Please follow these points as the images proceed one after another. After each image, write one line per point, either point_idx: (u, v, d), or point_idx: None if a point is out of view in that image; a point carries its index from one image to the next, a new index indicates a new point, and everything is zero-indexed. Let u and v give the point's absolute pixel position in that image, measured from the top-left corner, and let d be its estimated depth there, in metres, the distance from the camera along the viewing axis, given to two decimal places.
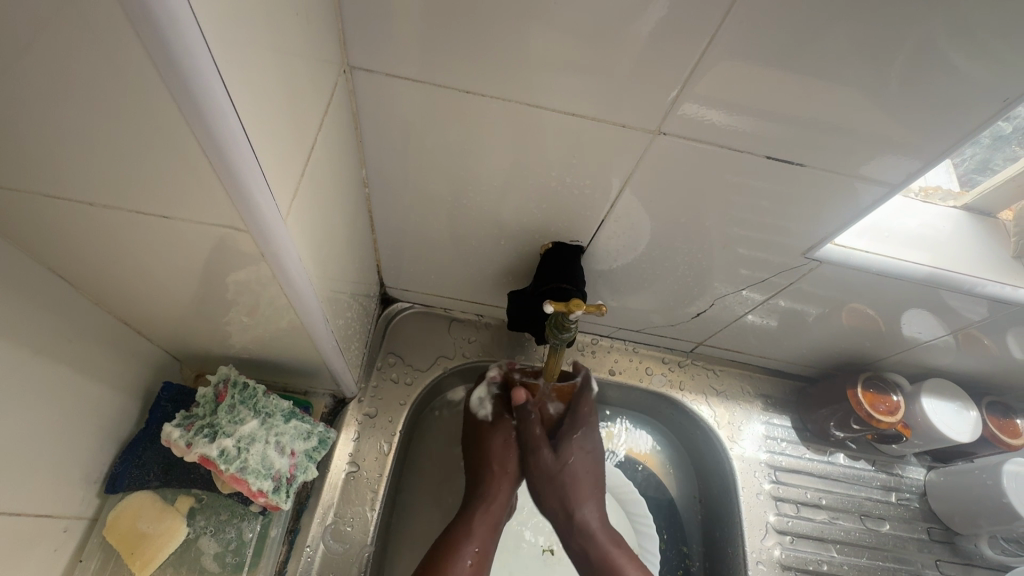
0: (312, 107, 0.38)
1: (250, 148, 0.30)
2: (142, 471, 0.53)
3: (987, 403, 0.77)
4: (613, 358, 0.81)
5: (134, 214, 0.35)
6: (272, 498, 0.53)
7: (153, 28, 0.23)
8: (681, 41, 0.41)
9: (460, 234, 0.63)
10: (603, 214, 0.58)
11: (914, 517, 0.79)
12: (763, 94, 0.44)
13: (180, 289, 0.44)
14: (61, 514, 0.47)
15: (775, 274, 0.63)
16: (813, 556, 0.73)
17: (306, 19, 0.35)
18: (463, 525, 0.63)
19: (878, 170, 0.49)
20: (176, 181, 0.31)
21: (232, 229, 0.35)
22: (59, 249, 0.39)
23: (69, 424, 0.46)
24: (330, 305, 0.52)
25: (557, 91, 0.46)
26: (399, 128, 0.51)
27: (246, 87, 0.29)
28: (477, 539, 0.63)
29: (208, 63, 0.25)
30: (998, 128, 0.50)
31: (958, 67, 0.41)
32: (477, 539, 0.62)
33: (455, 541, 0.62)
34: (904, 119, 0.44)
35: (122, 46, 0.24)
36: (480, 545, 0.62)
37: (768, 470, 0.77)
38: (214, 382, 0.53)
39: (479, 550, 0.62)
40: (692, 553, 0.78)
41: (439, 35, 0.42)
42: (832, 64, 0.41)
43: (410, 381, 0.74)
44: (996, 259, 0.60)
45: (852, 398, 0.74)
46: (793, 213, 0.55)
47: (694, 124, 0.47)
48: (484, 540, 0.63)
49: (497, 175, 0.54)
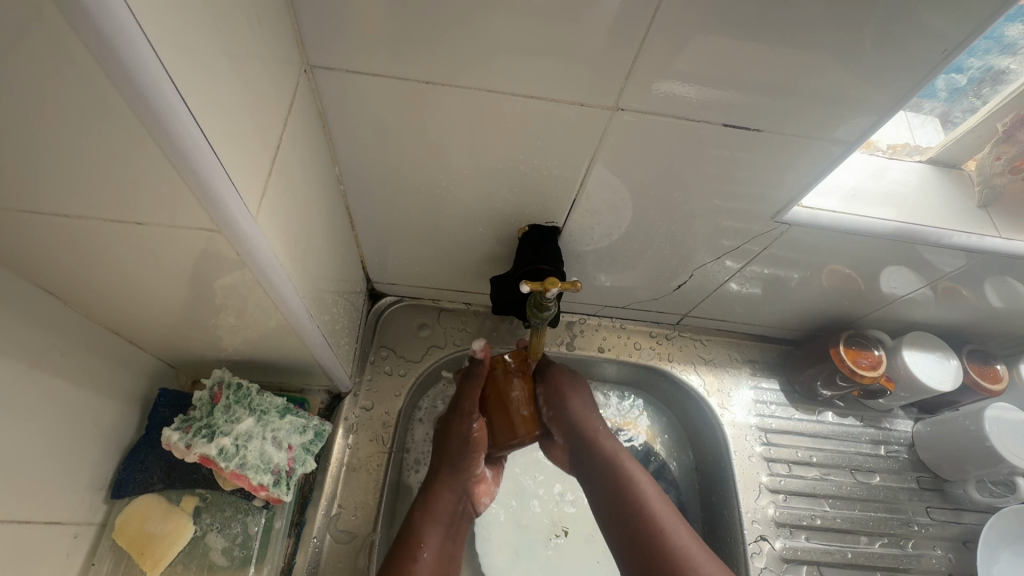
0: (272, 107, 0.39)
1: (211, 150, 0.31)
2: (146, 474, 0.55)
3: (967, 351, 0.79)
4: (601, 336, 0.83)
5: (112, 224, 0.35)
6: (273, 491, 0.55)
7: (100, 38, 0.24)
8: (629, 16, 0.42)
9: (439, 224, 0.64)
10: (574, 193, 0.59)
11: (903, 468, 0.81)
12: (714, 62, 0.45)
13: (166, 296, 0.45)
14: (70, 521, 0.49)
15: (748, 241, 0.64)
16: (806, 512, 0.75)
17: (258, 19, 0.36)
18: (416, 523, 0.63)
19: (835, 130, 0.50)
20: (144, 190, 0.32)
21: (206, 232, 0.36)
22: (42, 265, 0.40)
23: (70, 434, 0.47)
24: (313, 301, 0.53)
25: (516, 72, 0.46)
26: (366, 123, 0.52)
27: (199, 93, 0.30)
28: (432, 537, 0.63)
29: (158, 66, 0.26)
30: (954, 79, 0.52)
31: (898, 22, 0.42)
32: (432, 537, 0.63)
33: (409, 541, 0.62)
34: (854, 78, 0.46)
35: (71, 58, 0.24)
36: (434, 542, 0.63)
37: (759, 433, 0.79)
38: (208, 385, 0.55)
39: (437, 548, 0.63)
40: (692, 533, 0.79)
41: (392, 27, 0.43)
42: (782, 24, 0.42)
43: (404, 373, 0.76)
44: (965, 210, 0.62)
45: (835, 356, 0.76)
46: (761, 179, 0.56)
47: (651, 98, 0.48)
48: (440, 536, 0.64)
49: (468, 163, 0.56)
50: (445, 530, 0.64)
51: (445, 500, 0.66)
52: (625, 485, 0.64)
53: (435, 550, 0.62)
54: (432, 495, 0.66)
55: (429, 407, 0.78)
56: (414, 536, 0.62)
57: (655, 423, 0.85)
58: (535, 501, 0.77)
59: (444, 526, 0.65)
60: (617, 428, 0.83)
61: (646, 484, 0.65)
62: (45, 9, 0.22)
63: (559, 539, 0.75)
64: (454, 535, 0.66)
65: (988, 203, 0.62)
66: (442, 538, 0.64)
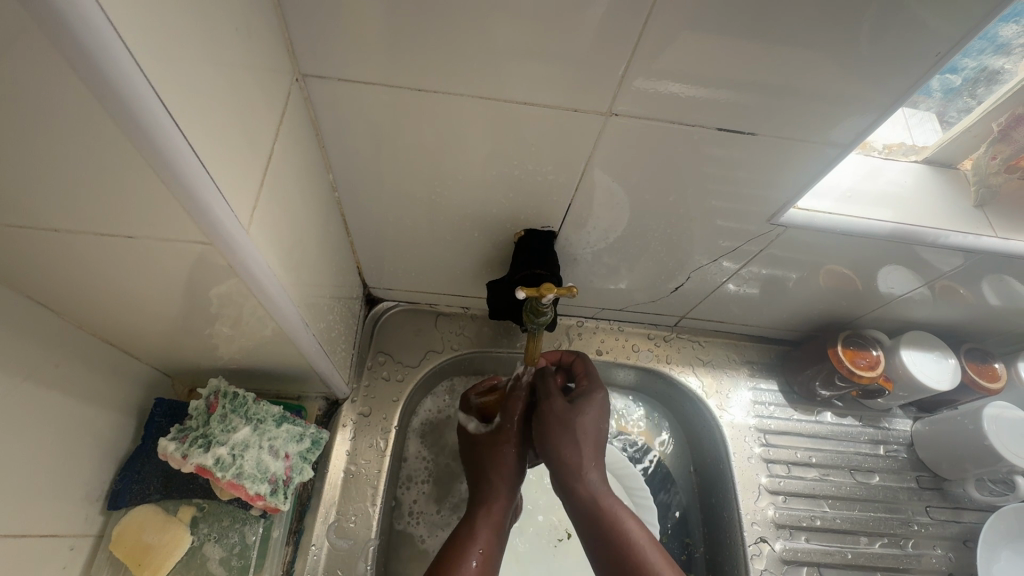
0: (263, 117, 0.39)
1: (199, 163, 0.31)
2: (142, 485, 0.55)
3: (965, 350, 0.79)
4: (599, 338, 0.82)
5: (104, 238, 0.35)
6: (271, 500, 0.55)
7: (83, 55, 0.24)
8: (620, 21, 0.42)
9: (435, 230, 0.64)
10: (569, 198, 0.59)
11: (902, 467, 0.81)
12: (705, 66, 0.45)
13: (161, 307, 0.45)
14: (67, 533, 0.49)
15: (745, 242, 0.64)
16: (806, 513, 0.75)
17: (247, 27, 0.36)
18: (472, 530, 0.63)
19: (828, 132, 0.50)
20: (135, 204, 0.32)
21: (197, 245, 0.36)
22: (36, 278, 0.39)
23: (66, 446, 0.47)
24: (308, 309, 0.53)
25: (509, 76, 0.46)
26: (359, 129, 0.51)
27: (186, 106, 0.30)
28: (484, 538, 0.63)
29: (143, 82, 0.26)
30: (949, 79, 0.52)
31: (889, 24, 0.42)
32: (486, 540, 0.63)
33: (464, 546, 0.61)
34: (846, 81, 0.46)
35: (54, 74, 0.24)
36: (486, 544, 0.62)
37: (758, 434, 0.79)
38: (205, 395, 0.54)
39: (487, 550, 0.62)
40: (693, 540, 0.78)
41: (382, 35, 0.43)
42: (773, 28, 0.42)
43: (402, 378, 0.75)
44: (961, 210, 0.62)
45: (833, 356, 0.76)
46: (756, 180, 0.56)
47: (643, 103, 0.48)
48: (491, 540, 0.63)
49: (462, 169, 0.55)
50: (497, 535, 0.64)
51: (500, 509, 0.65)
52: (613, 528, 0.62)
53: (484, 558, 0.61)
54: (490, 504, 0.66)
55: (425, 413, 0.78)
56: (470, 542, 0.62)
57: (655, 427, 0.85)
58: (538, 506, 0.77)
59: (496, 533, 0.64)
60: (618, 431, 0.83)
61: (631, 521, 0.63)
62: (27, 26, 0.22)
63: (564, 542, 0.75)
64: (502, 542, 0.65)
65: (984, 202, 0.62)
66: (492, 543, 0.63)
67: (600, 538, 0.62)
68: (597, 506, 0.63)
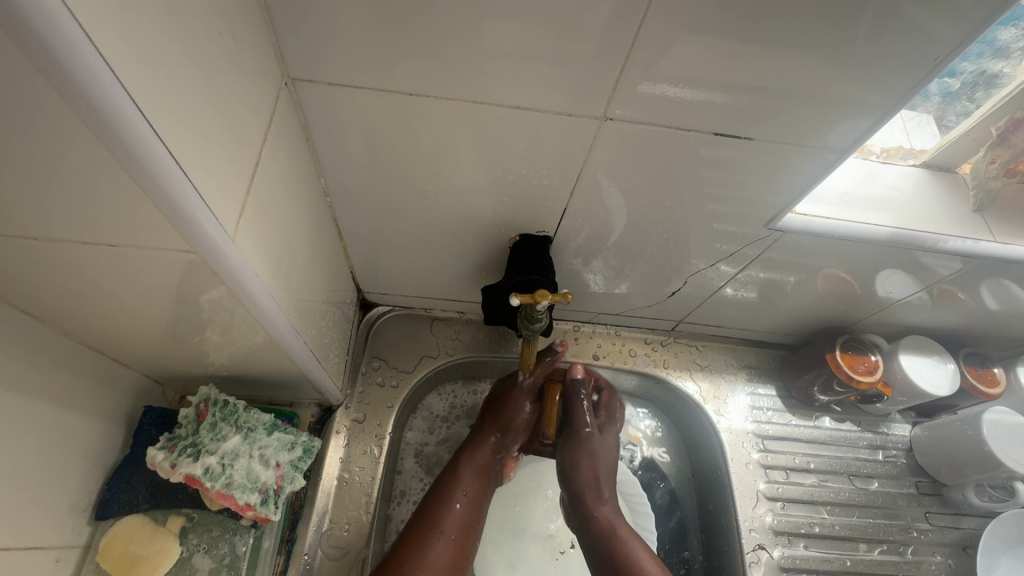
0: (249, 121, 0.38)
1: (182, 172, 0.30)
2: (131, 494, 0.54)
3: (964, 355, 0.79)
4: (596, 343, 0.82)
5: (87, 246, 0.34)
6: (261, 510, 0.54)
7: (50, 59, 0.23)
8: (613, 27, 0.42)
9: (429, 235, 0.63)
10: (565, 202, 0.58)
11: (901, 473, 0.81)
12: (700, 70, 0.44)
13: (148, 315, 0.44)
14: (52, 544, 0.48)
15: (743, 246, 0.64)
16: (804, 520, 0.75)
17: (232, 32, 0.35)
18: (457, 470, 0.66)
19: (825, 136, 0.50)
20: (116, 212, 0.31)
21: (181, 253, 0.35)
22: (20, 288, 0.39)
23: (52, 456, 0.46)
24: (299, 315, 0.52)
25: (503, 80, 0.46)
26: (352, 134, 0.51)
27: (166, 113, 0.29)
28: (470, 485, 0.65)
29: (116, 85, 0.25)
30: (947, 83, 0.51)
31: (887, 27, 0.41)
32: (469, 485, 0.65)
33: (450, 488, 0.64)
34: (843, 85, 0.45)
35: (20, 81, 0.23)
36: (471, 491, 0.65)
37: (756, 440, 0.79)
38: (194, 403, 0.54)
39: (472, 496, 0.65)
40: (691, 548, 0.78)
41: (373, 41, 0.43)
42: (769, 32, 0.41)
43: (396, 384, 0.75)
44: (959, 215, 0.61)
45: (831, 361, 0.75)
46: (753, 185, 0.55)
47: (638, 107, 0.48)
48: (476, 487, 0.66)
49: (457, 174, 0.55)
50: (482, 485, 0.66)
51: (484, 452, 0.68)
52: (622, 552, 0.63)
53: (468, 500, 0.64)
54: (479, 444, 0.69)
55: (420, 419, 0.78)
56: (456, 484, 0.64)
57: (656, 434, 0.84)
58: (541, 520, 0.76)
59: (480, 480, 0.66)
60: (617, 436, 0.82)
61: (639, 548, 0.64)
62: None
63: (566, 554, 0.74)
64: (487, 489, 0.68)
65: (983, 206, 0.62)
66: (478, 490, 0.66)
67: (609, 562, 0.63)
68: (610, 530, 0.65)
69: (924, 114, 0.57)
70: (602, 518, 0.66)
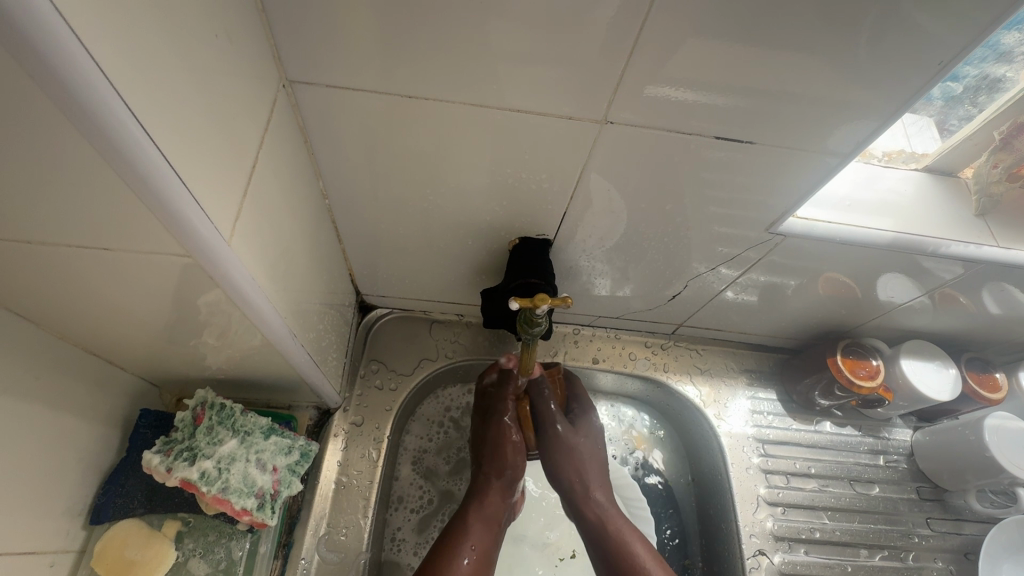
0: (246, 124, 0.38)
1: (176, 175, 0.30)
2: (126, 499, 0.53)
3: (965, 359, 0.79)
4: (595, 347, 0.81)
5: (81, 250, 0.34)
6: (257, 515, 0.54)
7: (36, 58, 0.22)
8: (615, 30, 0.41)
9: (429, 237, 0.63)
10: (564, 205, 0.58)
11: (902, 478, 0.80)
12: (702, 74, 0.44)
13: (143, 318, 0.44)
14: (46, 549, 0.47)
15: (744, 249, 0.63)
16: (805, 525, 0.74)
17: (229, 35, 0.35)
18: (465, 520, 0.62)
19: (828, 140, 0.49)
20: (110, 215, 0.31)
21: (176, 256, 0.35)
22: (15, 291, 0.38)
23: (47, 460, 0.46)
24: (297, 319, 0.52)
25: (503, 82, 0.45)
26: (350, 136, 0.50)
27: (161, 116, 0.29)
28: (481, 536, 0.61)
29: (105, 84, 0.24)
30: (950, 87, 0.51)
31: (890, 31, 0.41)
32: (479, 536, 0.61)
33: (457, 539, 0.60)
34: (845, 89, 0.45)
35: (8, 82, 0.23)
36: (481, 543, 0.60)
37: (756, 445, 0.78)
38: (191, 406, 0.53)
39: (481, 548, 0.60)
40: (691, 553, 0.77)
41: (372, 42, 0.42)
42: (770, 36, 0.41)
43: (395, 387, 0.74)
44: (961, 219, 0.61)
45: (832, 366, 0.75)
46: (754, 188, 0.55)
47: (638, 110, 0.47)
48: (486, 537, 0.61)
49: (456, 177, 0.55)
50: (492, 535, 0.62)
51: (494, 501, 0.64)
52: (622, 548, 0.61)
53: (478, 554, 0.59)
54: (484, 495, 0.64)
55: (417, 423, 0.78)
56: (463, 536, 0.60)
57: (657, 439, 0.84)
58: (539, 526, 0.75)
59: (491, 530, 0.62)
60: (617, 439, 0.82)
61: (637, 540, 0.62)
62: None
63: (566, 561, 0.74)
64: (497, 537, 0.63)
65: (985, 211, 0.62)
66: (490, 540, 0.62)
67: (611, 561, 0.61)
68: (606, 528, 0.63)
69: (925, 119, 0.56)
70: (599, 513, 0.64)
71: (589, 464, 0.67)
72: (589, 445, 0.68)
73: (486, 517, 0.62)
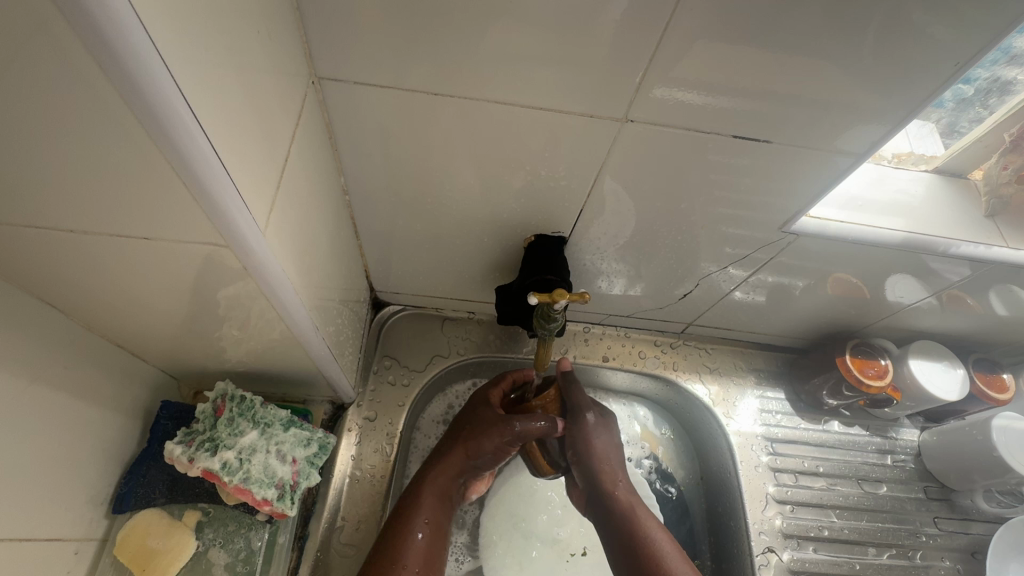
0: (279, 118, 0.39)
1: (221, 165, 0.31)
2: (148, 489, 0.54)
3: (973, 360, 0.79)
4: (605, 345, 0.82)
5: (121, 240, 0.35)
6: (277, 505, 0.54)
7: (103, 45, 0.23)
8: (638, 31, 0.42)
9: (444, 235, 0.64)
10: (580, 204, 0.59)
11: (910, 478, 0.81)
12: (722, 75, 0.45)
13: (171, 311, 0.44)
14: (71, 537, 0.48)
15: (756, 249, 0.64)
16: (814, 523, 0.75)
17: (266, 32, 0.36)
18: (418, 496, 0.62)
19: (843, 140, 0.50)
20: (155, 204, 0.32)
21: (213, 246, 0.36)
22: (51, 280, 0.39)
23: (72, 449, 0.47)
24: (318, 313, 0.53)
25: (526, 82, 0.46)
26: (373, 133, 0.51)
27: (210, 109, 0.30)
28: (431, 514, 0.61)
29: (162, 71, 0.25)
30: (962, 90, 0.51)
31: (908, 34, 0.42)
32: (430, 514, 0.61)
33: (410, 518, 0.60)
34: (863, 90, 0.46)
35: (73, 66, 0.24)
36: (434, 521, 0.61)
37: (765, 444, 0.79)
38: (212, 398, 0.54)
39: (433, 525, 0.61)
40: (700, 554, 0.77)
41: (399, 42, 0.43)
42: (790, 38, 0.42)
43: (407, 383, 0.75)
44: (970, 220, 0.62)
45: (841, 365, 0.76)
46: (768, 188, 0.56)
47: (657, 110, 0.48)
48: (438, 513, 0.62)
49: (474, 175, 0.55)
50: (444, 511, 0.62)
51: (447, 478, 0.64)
52: (637, 528, 0.63)
53: (430, 529, 0.60)
54: (439, 469, 0.64)
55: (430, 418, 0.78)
56: (416, 512, 0.60)
57: (668, 439, 0.84)
58: (551, 522, 0.76)
59: (443, 507, 0.63)
60: (629, 437, 0.83)
61: (653, 525, 0.64)
62: (48, 16, 0.22)
63: (576, 558, 0.74)
64: (449, 514, 0.64)
65: (995, 213, 0.62)
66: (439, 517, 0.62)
67: (626, 541, 0.62)
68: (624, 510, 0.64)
69: (934, 122, 0.57)
70: (614, 500, 0.65)
71: (610, 457, 0.66)
72: (609, 439, 0.67)
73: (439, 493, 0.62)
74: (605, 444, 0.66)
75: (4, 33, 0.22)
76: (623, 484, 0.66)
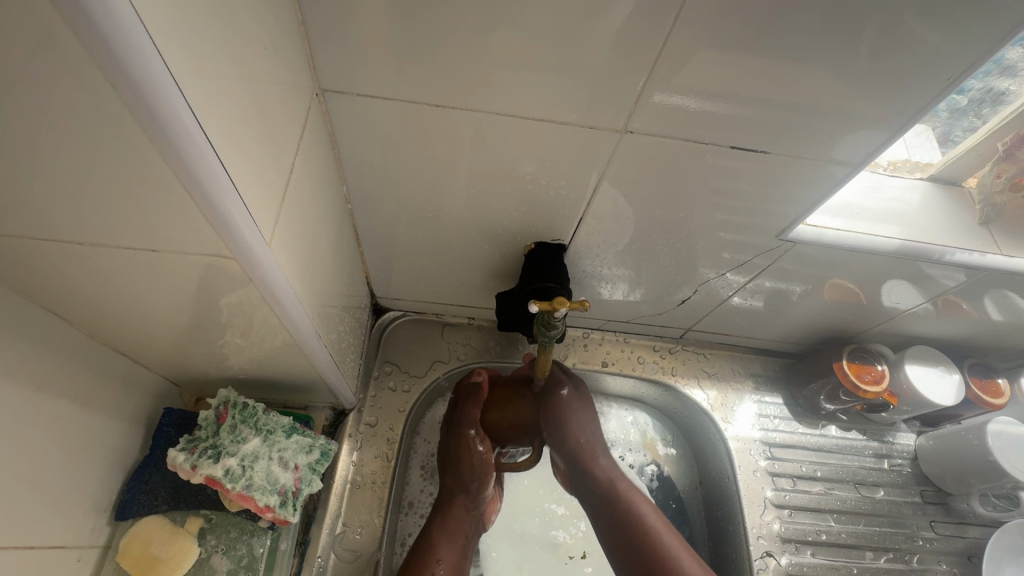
0: (284, 130, 0.39)
1: (226, 177, 0.32)
2: (150, 495, 0.54)
3: (968, 365, 0.80)
4: (604, 350, 0.83)
5: (127, 252, 0.35)
6: (279, 512, 0.55)
7: (114, 62, 0.24)
8: (637, 45, 0.43)
9: (445, 242, 0.65)
10: (580, 212, 0.60)
11: (906, 482, 0.82)
12: (719, 87, 0.46)
13: (175, 319, 0.45)
14: (73, 544, 0.48)
15: (755, 256, 0.65)
16: (811, 527, 0.75)
17: (272, 46, 0.37)
18: (431, 538, 0.62)
19: (839, 150, 0.51)
20: (162, 215, 0.32)
21: (218, 257, 0.36)
22: (57, 290, 0.40)
23: (75, 456, 0.47)
24: (321, 320, 0.53)
25: (526, 94, 0.47)
26: (375, 143, 0.52)
27: (216, 122, 0.30)
28: (448, 551, 0.62)
29: (165, 76, 0.26)
30: (956, 100, 0.52)
31: (900, 47, 0.43)
32: (449, 550, 0.62)
33: (427, 554, 0.61)
34: (857, 101, 0.47)
35: (79, 74, 0.24)
36: (451, 555, 0.62)
37: (763, 448, 0.79)
38: (214, 405, 0.55)
39: (454, 562, 0.62)
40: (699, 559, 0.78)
41: (402, 54, 0.44)
42: (785, 51, 0.43)
43: (408, 388, 0.75)
44: (964, 228, 0.63)
45: (838, 370, 0.76)
46: (765, 197, 0.57)
47: (655, 120, 0.49)
48: (457, 550, 0.63)
49: (475, 183, 0.56)
50: (463, 547, 0.63)
51: (458, 515, 0.65)
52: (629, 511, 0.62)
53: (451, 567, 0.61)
54: (446, 509, 0.65)
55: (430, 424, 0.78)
56: (431, 551, 0.61)
57: (669, 445, 0.85)
58: (550, 524, 0.76)
59: (459, 543, 0.63)
60: (629, 443, 0.83)
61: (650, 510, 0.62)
62: (61, 35, 0.23)
63: (576, 560, 0.75)
64: (471, 548, 0.65)
65: (988, 220, 0.63)
66: (459, 554, 0.63)
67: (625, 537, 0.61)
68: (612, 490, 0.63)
69: (928, 130, 0.58)
70: (603, 485, 0.64)
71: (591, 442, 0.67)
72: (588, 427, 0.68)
73: (451, 530, 0.63)
74: (584, 429, 0.67)
75: (14, 47, 0.23)
76: (609, 464, 0.66)
